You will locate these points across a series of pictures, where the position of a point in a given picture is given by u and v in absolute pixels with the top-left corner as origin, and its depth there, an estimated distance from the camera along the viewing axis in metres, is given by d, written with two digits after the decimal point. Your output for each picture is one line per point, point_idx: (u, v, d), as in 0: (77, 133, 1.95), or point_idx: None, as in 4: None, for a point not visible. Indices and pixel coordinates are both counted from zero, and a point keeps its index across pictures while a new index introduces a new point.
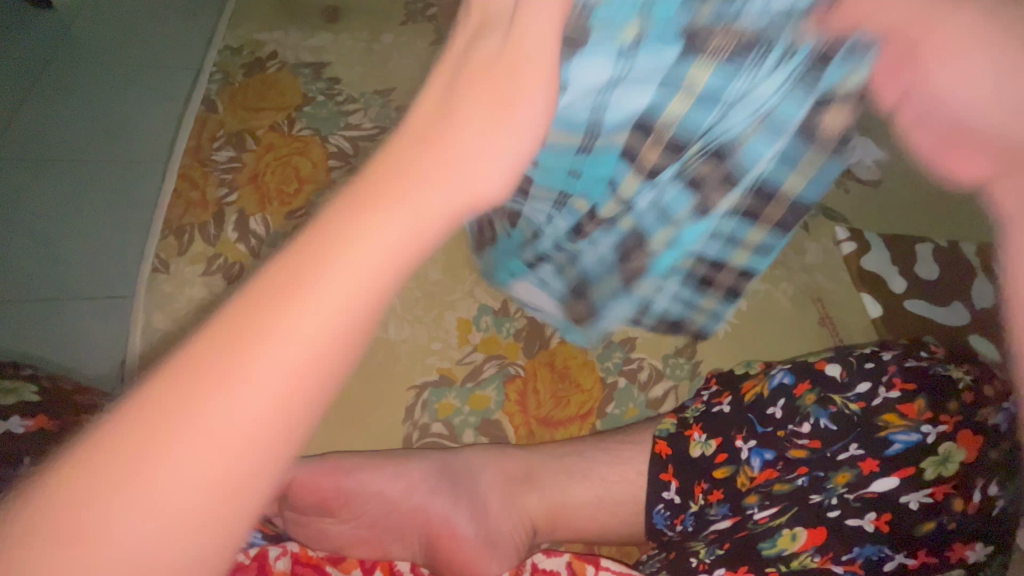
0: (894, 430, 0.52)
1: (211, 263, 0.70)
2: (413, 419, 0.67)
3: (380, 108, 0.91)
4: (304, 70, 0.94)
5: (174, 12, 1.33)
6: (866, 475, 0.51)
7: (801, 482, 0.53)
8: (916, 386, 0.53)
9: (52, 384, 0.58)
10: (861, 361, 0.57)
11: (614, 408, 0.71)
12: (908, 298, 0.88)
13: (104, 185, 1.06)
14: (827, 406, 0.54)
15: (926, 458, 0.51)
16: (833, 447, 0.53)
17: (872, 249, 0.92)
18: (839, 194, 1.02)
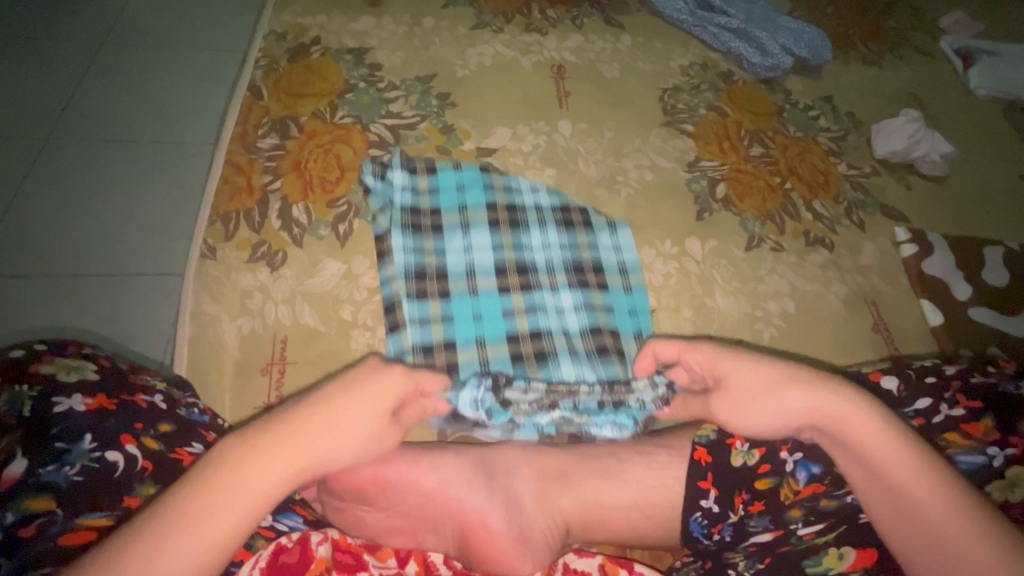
0: (957, 451, 0.52)
1: (255, 249, 0.72)
2: (448, 412, 0.66)
3: (422, 98, 0.92)
4: (346, 56, 0.94)
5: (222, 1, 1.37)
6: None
7: (848, 499, 0.53)
8: (984, 404, 0.53)
9: (109, 361, 0.60)
10: (922, 375, 0.57)
11: (650, 410, 0.69)
12: (972, 305, 0.82)
13: (156, 170, 1.10)
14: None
15: (992, 483, 0.51)
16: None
17: (935, 252, 0.86)
18: (898, 191, 0.96)
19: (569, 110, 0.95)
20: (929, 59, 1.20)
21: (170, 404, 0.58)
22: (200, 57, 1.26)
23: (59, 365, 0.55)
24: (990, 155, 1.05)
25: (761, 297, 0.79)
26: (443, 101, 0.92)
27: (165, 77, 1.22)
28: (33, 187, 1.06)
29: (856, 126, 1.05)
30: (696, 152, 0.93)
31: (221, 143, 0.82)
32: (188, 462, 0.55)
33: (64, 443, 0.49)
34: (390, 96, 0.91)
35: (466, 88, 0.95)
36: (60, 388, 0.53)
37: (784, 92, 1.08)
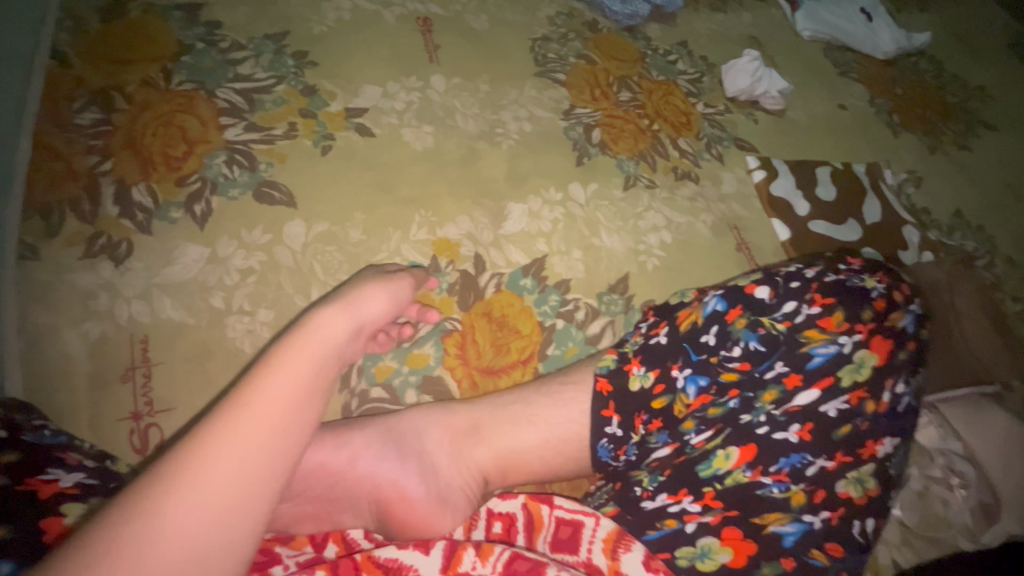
0: (815, 345, 0.59)
1: (91, 243, 0.61)
2: (350, 387, 0.63)
3: (275, 58, 0.83)
4: (175, 13, 0.82)
5: None
6: (790, 389, 0.59)
7: (731, 404, 0.60)
8: (834, 300, 0.60)
9: None
10: (787, 282, 0.63)
11: (555, 349, 0.72)
12: (811, 219, 0.94)
13: None
14: (757, 329, 0.61)
15: (843, 368, 0.58)
16: (760, 367, 0.60)
17: (780, 175, 0.97)
18: (747, 125, 1.06)
19: (441, 64, 0.92)
20: (763, 4, 1.32)
21: (7, 431, 0.49)
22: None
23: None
24: (815, 88, 1.20)
25: (642, 231, 0.83)
26: (300, 60, 0.84)
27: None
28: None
29: (709, 68, 1.13)
30: (571, 100, 0.96)
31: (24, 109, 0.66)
32: (44, 492, 0.46)
33: None
34: (237, 57, 0.81)
35: (326, 45, 0.88)
36: None
37: (645, 39, 1.13)
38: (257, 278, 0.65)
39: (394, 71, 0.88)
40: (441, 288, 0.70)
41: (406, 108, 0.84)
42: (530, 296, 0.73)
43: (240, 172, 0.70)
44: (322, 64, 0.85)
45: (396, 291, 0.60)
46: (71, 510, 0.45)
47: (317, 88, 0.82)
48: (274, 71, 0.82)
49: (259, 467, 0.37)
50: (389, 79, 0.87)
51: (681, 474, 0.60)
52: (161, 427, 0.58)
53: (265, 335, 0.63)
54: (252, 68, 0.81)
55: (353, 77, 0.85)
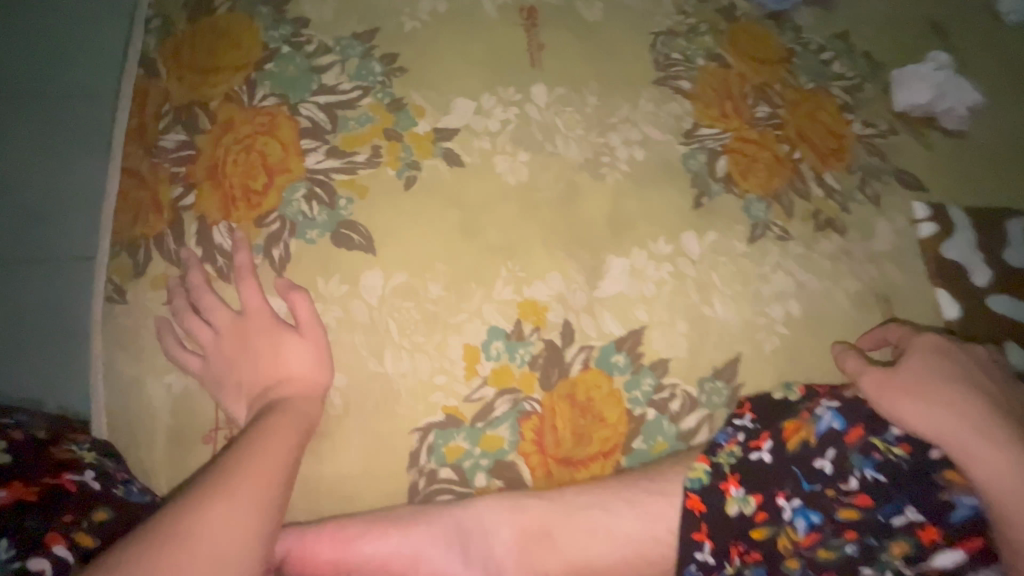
0: (958, 491, 0.46)
1: (174, 288, 0.60)
2: (418, 466, 0.60)
3: (361, 64, 0.75)
4: (261, 8, 0.74)
5: None
6: (926, 546, 0.45)
7: (849, 549, 0.48)
8: None
9: (21, 433, 0.51)
10: None
11: (641, 442, 0.64)
12: (991, 293, 0.75)
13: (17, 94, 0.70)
14: (871, 455, 0.50)
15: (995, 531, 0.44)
16: (885, 508, 0.48)
17: (955, 231, 0.78)
18: (918, 152, 0.85)
19: (543, 69, 0.79)
20: None
21: (105, 483, 0.51)
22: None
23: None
24: (1019, 98, 0.93)
25: (764, 299, 0.70)
26: (388, 67, 0.75)
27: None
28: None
29: (875, 71, 0.90)
30: (694, 118, 0.80)
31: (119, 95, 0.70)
32: None
33: None
34: (321, 64, 0.74)
35: (416, 46, 0.77)
36: None
37: (794, 29, 0.91)
38: (333, 336, 0.61)
39: (489, 78, 0.77)
40: (522, 361, 0.63)
41: (501, 129, 0.73)
42: (622, 377, 0.64)
43: (320, 210, 0.64)
44: (412, 71, 0.76)
45: (312, 356, 0.58)
46: None
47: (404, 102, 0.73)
48: (360, 80, 0.74)
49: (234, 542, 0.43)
50: (483, 89, 0.76)
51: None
52: None
53: (337, 400, 0.60)
54: (338, 77, 0.73)
55: (445, 87, 0.75)
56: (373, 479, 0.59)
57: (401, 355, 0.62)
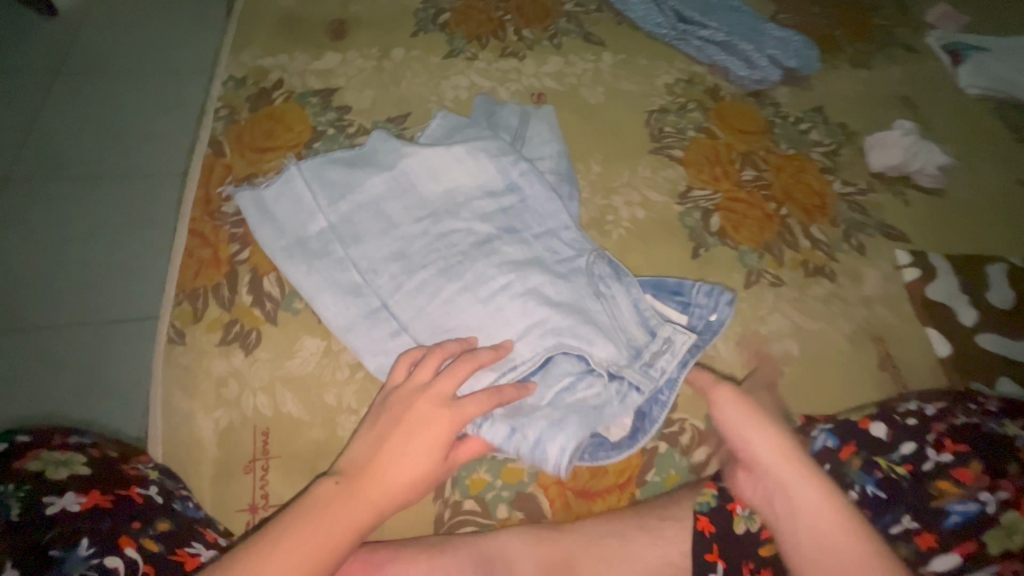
0: (951, 500, 0.53)
1: (228, 330, 0.67)
2: (443, 497, 0.62)
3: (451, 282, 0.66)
4: (332, 246, 0.69)
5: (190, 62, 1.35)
6: (923, 551, 0.52)
7: None
8: (969, 447, 0.55)
9: (100, 452, 0.63)
10: (902, 420, 0.59)
11: (653, 475, 0.65)
12: (983, 330, 0.79)
13: (113, 210, 1.10)
14: (873, 473, 0.57)
15: (989, 531, 0.51)
16: (883, 518, 0.55)
17: (938, 276, 0.84)
18: (896, 208, 0.92)
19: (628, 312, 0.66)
20: (918, 57, 1.16)
21: (165, 496, 0.60)
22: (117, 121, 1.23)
23: (44, 460, 0.59)
24: (987, 158, 1.02)
25: (764, 338, 0.75)
26: (448, 232, 0.69)
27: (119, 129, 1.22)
28: (74, 243, 1.05)
29: (850, 138, 1.00)
30: (688, 181, 0.89)
31: (198, 148, 0.82)
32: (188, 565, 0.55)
33: (57, 551, 0.51)
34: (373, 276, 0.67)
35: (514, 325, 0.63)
36: (49, 486, 0.57)
37: (773, 104, 1.03)
38: (364, 373, 0.66)
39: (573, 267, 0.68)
40: None
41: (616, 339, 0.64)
42: None
43: None
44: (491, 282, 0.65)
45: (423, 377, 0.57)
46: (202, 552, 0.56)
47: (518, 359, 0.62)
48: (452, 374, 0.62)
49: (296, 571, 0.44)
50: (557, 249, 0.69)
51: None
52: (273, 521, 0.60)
53: None
54: (439, 317, 0.65)
55: (550, 299, 0.65)
56: (397, 509, 0.61)
57: None
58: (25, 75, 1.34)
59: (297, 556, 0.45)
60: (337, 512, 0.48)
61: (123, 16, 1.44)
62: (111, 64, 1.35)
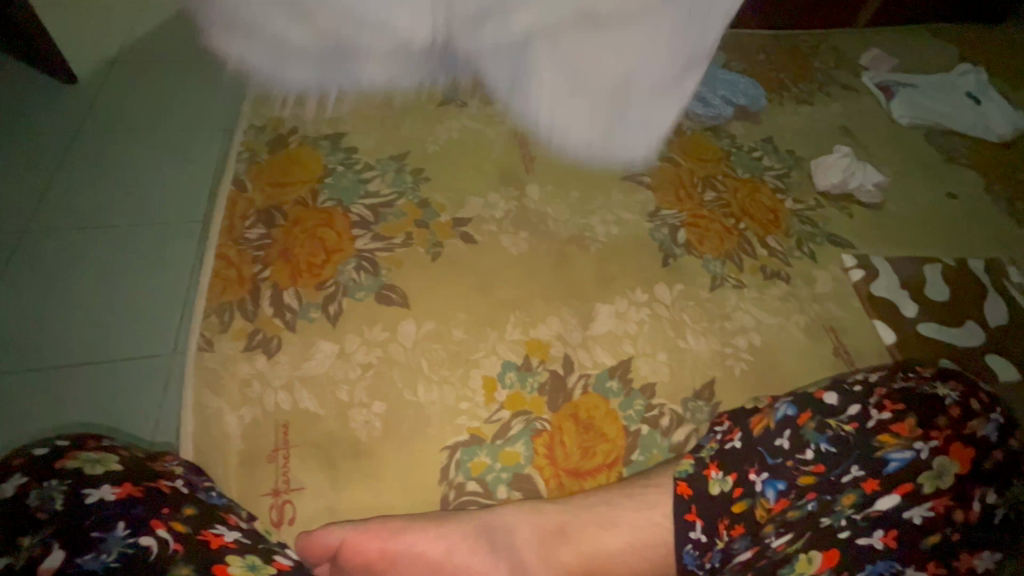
0: (889, 450, 0.54)
1: (251, 338, 0.76)
2: (448, 479, 0.69)
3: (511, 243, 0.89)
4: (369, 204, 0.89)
5: (207, 123, 1.50)
6: (869, 493, 0.54)
7: (810, 507, 0.57)
8: (906, 406, 0.56)
9: (128, 453, 0.64)
10: (850, 386, 0.62)
11: (638, 455, 0.73)
12: (921, 321, 0.90)
13: (136, 253, 1.24)
14: (825, 431, 0.59)
15: (923, 474, 0.52)
16: (836, 470, 0.56)
17: (881, 275, 0.95)
18: (842, 220, 1.04)
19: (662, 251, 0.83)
20: (854, 93, 1.32)
21: (192, 489, 0.61)
22: (141, 179, 1.37)
23: (82, 459, 0.59)
24: (920, 175, 1.16)
25: (729, 333, 0.85)
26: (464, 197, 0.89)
27: (134, 185, 1.36)
28: (103, 283, 1.19)
29: (797, 163, 1.14)
30: (656, 202, 1.00)
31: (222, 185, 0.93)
32: (216, 543, 0.55)
33: (99, 532, 0.50)
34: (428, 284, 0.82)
35: None
36: (89, 480, 0.56)
37: (729, 137, 1.17)
38: (374, 372, 0.75)
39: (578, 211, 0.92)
40: (531, 388, 0.76)
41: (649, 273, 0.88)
42: (616, 399, 0.76)
43: (366, 277, 0.82)
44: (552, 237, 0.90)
45: None
46: (234, 561, 0.53)
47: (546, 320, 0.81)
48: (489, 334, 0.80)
49: None
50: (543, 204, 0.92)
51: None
52: (294, 503, 0.66)
53: (378, 426, 0.71)
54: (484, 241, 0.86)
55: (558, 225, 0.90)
56: (408, 491, 0.68)
57: (432, 387, 0.75)
58: (48, 133, 1.46)
59: None
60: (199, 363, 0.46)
61: (143, 82, 1.59)
62: (133, 124, 1.48)
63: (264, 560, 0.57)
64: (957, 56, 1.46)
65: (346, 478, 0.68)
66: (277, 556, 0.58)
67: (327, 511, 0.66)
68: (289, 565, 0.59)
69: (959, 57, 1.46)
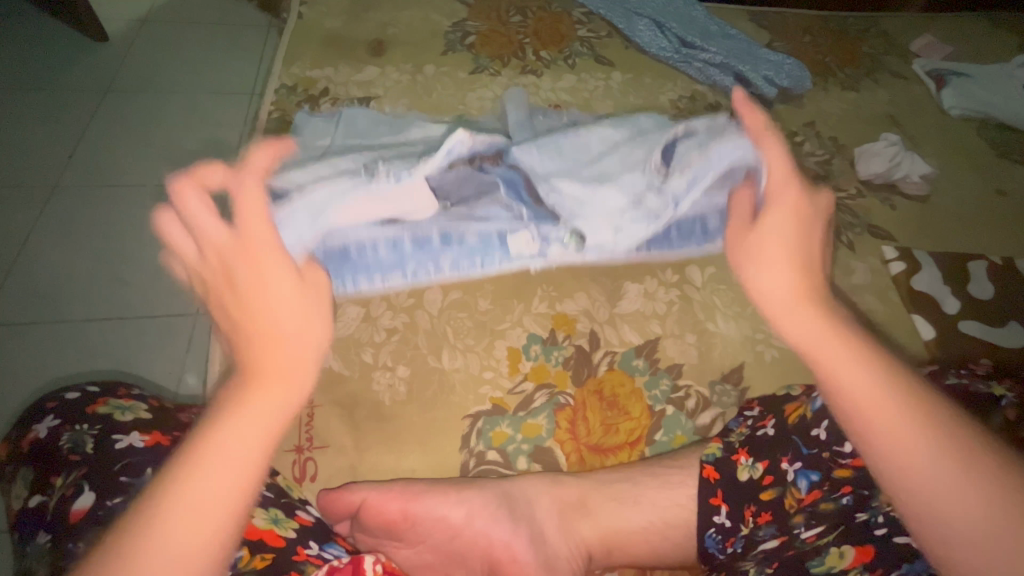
0: None
1: None
2: (469, 447, 0.69)
3: (541, 211, 0.78)
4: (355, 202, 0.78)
5: (236, 84, 1.50)
6: None
7: (846, 501, 0.55)
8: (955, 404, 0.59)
9: (158, 402, 0.64)
10: None
11: (662, 435, 0.72)
12: (962, 318, 0.87)
13: (164, 211, 1.26)
14: None
15: None
16: None
17: (923, 269, 0.91)
18: (884, 211, 1.00)
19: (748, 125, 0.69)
20: (903, 81, 1.26)
21: None
22: (169, 136, 1.38)
23: (113, 406, 0.60)
24: (968, 168, 1.11)
25: (761, 319, 0.83)
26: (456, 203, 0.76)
27: (162, 142, 1.37)
28: (132, 239, 1.21)
29: (839, 150, 1.09)
30: None
31: (253, 142, 0.93)
32: None
33: (127, 477, 0.52)
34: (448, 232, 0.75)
35: None
36: (119, 426, 0.57)
37: (769, 119, 1.13)
38: (400, 337, 0.75)
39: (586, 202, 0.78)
40: (557, 361, 0.75)
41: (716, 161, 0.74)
42: (642, 378, 0.75)
43: None
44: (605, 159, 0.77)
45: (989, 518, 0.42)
46: (257, 512, 0.55)
47: (597, 244, 0.74)
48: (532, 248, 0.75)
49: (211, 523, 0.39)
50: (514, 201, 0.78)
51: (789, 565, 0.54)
52: (316, 461, 0.66)
53: (402, 390, 0.71)
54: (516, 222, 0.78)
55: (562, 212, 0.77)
56: (429, 455, 0.68)
57: (456, 354, 0.74)
58: (81, 89, 1.47)
59: (232, 449, 0.41)
60: (228, 446, 0.41)
61: (174, 41, 1.59)
62: (162, 85, 1.48)
63: (287, 515, 0.57)
64: (1017, 46, 1.38)
65: (368, 439, 0.68)
66: (299, 512, 0.59)
67: (349, 470, 0.67)
68: (310, 521, 0.59)
69: (1019, 46, 1.38)
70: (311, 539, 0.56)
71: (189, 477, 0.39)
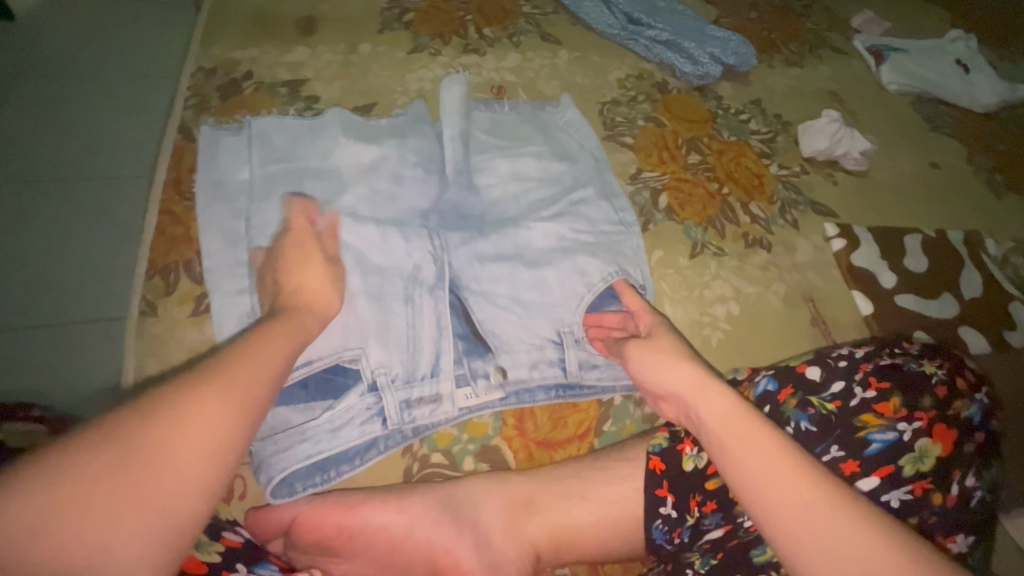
0: (872, 431, 0.60)
1: (199, 302, 0.70)
2: (412, 450, 0.66)
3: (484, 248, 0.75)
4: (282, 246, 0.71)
5: (158, 67, 1.38)
6: (848, 474, 0.60)
7: None
8: (892, 384, 0.62)
9: (58, 424, 0.58)
10: (835, 361, 0.66)
11: (610, 426, 0.71)
12: (898, 292, 0.89)
13: (76, 205, 1.14)
14: (806, 410, 0.63)
15: (905, 457, 0.59)
16: (817, 449, 0.61)
17: (862, 245, 0.93)
18: (826, 187, 1.01)
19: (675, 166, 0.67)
20: (844, 57, 1.27)
21: None
22: (81, 124, 1.25)
23: (6, 430, 0.53)
24: (905, 143, 1.13)
25: (707, 302, 0.83)
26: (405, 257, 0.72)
27: (74, 132, 1.24)
28: (38, 237, 1.09)
29: (784, 127, 1.09)
30: (638, 164, 0.96)
31: (167, 132, 0.85)
32: None
33: None
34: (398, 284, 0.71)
35: None
36: (12, 453, 0.51)
37: (716, 98, 1.12)
38: None
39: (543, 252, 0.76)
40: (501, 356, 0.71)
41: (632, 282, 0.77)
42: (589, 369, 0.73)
43: None
44: (535, 247, 0.77)
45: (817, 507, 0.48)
46: None
47: (524, 348, 0.71)
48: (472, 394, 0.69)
49: (213, 447, 0.43)
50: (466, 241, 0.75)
51: (735, 555, 0.58)
52: (245, 478, 0.61)
53: None
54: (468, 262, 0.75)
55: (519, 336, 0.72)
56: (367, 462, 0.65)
57: None
58: None
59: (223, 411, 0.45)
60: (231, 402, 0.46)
61: (84, 19, 1.45)
62: (73, 69, 1.35)
63: (212, 536, 0.53)
64: (950, 21, 1.41)
65: None
66: (227, 533, 0.55)
67: None
68: (239, 542, 0.55)
69: (952, 22, 1.41)
70: (240, 562, 0.52)
71: (176, 415, 0.43)
